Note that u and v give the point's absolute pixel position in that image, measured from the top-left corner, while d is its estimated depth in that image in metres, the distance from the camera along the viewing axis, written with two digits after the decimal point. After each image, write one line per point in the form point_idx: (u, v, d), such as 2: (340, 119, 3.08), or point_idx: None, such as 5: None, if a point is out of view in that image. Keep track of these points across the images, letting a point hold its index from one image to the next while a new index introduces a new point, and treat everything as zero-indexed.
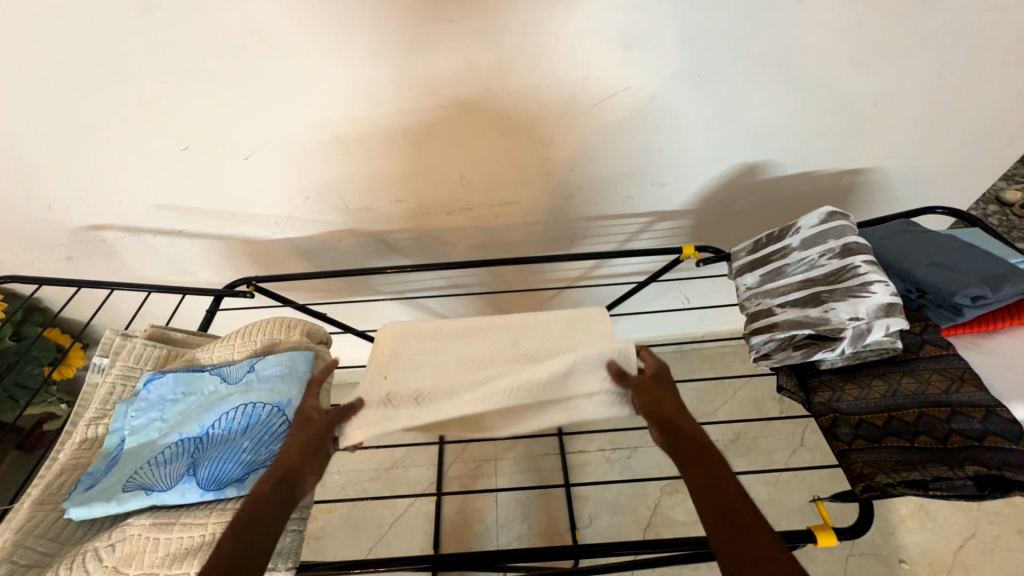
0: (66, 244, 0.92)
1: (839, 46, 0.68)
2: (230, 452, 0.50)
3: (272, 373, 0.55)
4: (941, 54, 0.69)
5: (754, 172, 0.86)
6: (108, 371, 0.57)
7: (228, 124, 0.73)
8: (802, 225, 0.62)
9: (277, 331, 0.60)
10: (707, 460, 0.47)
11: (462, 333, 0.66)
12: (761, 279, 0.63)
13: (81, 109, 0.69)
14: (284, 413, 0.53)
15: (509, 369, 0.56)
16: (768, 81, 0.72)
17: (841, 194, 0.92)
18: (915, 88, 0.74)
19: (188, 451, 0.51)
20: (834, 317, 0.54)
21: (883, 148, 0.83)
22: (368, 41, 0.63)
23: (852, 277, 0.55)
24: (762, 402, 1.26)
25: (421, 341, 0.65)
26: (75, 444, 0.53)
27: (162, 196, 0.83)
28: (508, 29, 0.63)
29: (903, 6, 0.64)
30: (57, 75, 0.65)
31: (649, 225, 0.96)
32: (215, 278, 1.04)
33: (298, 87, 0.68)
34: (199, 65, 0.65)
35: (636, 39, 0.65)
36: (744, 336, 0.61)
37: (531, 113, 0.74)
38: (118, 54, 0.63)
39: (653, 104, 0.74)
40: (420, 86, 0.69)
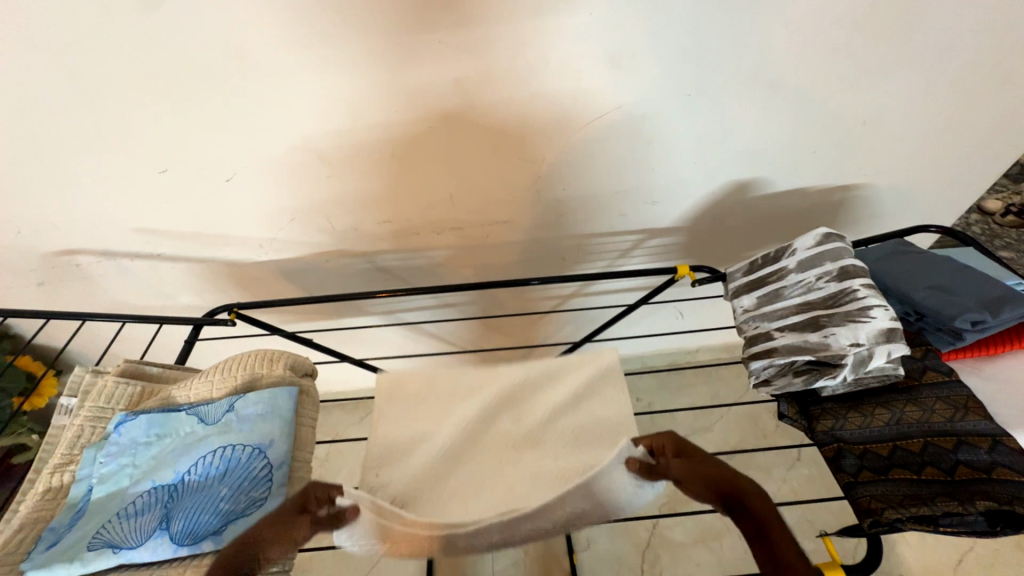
0: (38, 269, 0.88)
1: (826, 65, 0.68)
2: (211, 500, 0.47)
3: (253, 413, 0.52)
4: (925, 74, 0.70)
5: (746, 190, 0.86)
6: (76, 413, 0.53)
7: (209, 146, 0.70)
8: (798, 247, 0.61)
9: (259, 364, 0.57)
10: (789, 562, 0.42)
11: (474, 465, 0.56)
12: (758, 302, 0.62)
13: (51, 131, 0.66)
14: (266, 455, 0.50)
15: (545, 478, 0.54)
16: (758, 102, 0.72)
17: (832, 210, 0.92)
18: (901, 107, 0.74)
19: (162, 500, 0.47)
20: (834, 343, 0.53)
21: (871, 165, 0.83)
22: (354, 61, 0.62)
23: (851, 301, 0.54)
24: (758, 416, 1.26)
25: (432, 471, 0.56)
26: (38, 494, 0.49)
27: (139, 219, 0.80)
28: (496, 47, 0.62)
29: (887, 28, 0.64)
30: (27, 98, 0.62)
31: (642, 242, 0.95)
32: (196, 301, 1.00)
33: (282, 108, 0.66)
34: (179, 88, 0.63)
35: (626, 59, 0.65)
36: (743, 361, 0.60)
37: (522, 130, 0.72)
38: (92, 76, 0.61)
39: (644, 121, 0.73)
40: (409, 108, 0.68)
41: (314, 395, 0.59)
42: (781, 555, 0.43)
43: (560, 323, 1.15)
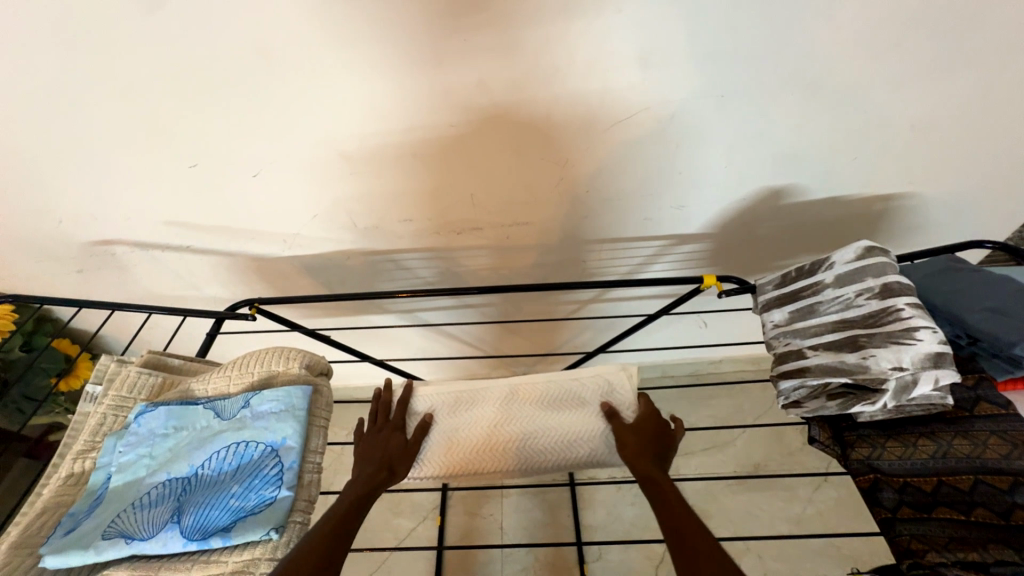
0: (77, 257, 0.92)
1: (877, 64, 0.63)
2: (222, 496, 0.47)
3: (268, 410, 0.52)
4: (988, 77, 0.64)
5: (781, 197, 0.82)
6: (100, 401, 0.55)
7: (236, 143, 0.72)
8: (836, 260, 0.57)
9: (275, 362, 0.58)
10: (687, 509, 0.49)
11: (507, 409, 0.61)
12: (790, 317, 0.59)
13: (91, 125, 0.69)
14: (277, 453, 0.50)
15: (564, 426, 0.59)
16: (797, 104, 0.68)
17: (874, 220, 0.87)
18: (958, 111, 0.69)
19: (175, 493, 0.48)
20: (873, 366, 0.49)
21: (920, 174, 0.78)
22: (378, 60, 0.61)
23: (894, 321, 0.50)
24: (784, 433, 1.21)
25: (458, 418, 0.61)
26: (61, 479, 0.51)
27: (171, 212, 0.83)
28: (521, 46, 0.60)
29: (947, 26, 0.59)
30: (68, 93, 0.65)
31: (668, 248, 0.93)
32: (221, 293, 1.03)
33: (307, 107, 0.67)
34: (208, 84, 0.64)
35: (657, 57, 0.62)
36: (773, 379, 0.58)
37: (545, 131, 0.71)
38: (128, 74, 0.63)
39: (674, 124, 0.70)
40: (432, 107, 0.67)
41: (329, 393, 0.59)
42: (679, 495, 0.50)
43: (579, 328, 1.12)
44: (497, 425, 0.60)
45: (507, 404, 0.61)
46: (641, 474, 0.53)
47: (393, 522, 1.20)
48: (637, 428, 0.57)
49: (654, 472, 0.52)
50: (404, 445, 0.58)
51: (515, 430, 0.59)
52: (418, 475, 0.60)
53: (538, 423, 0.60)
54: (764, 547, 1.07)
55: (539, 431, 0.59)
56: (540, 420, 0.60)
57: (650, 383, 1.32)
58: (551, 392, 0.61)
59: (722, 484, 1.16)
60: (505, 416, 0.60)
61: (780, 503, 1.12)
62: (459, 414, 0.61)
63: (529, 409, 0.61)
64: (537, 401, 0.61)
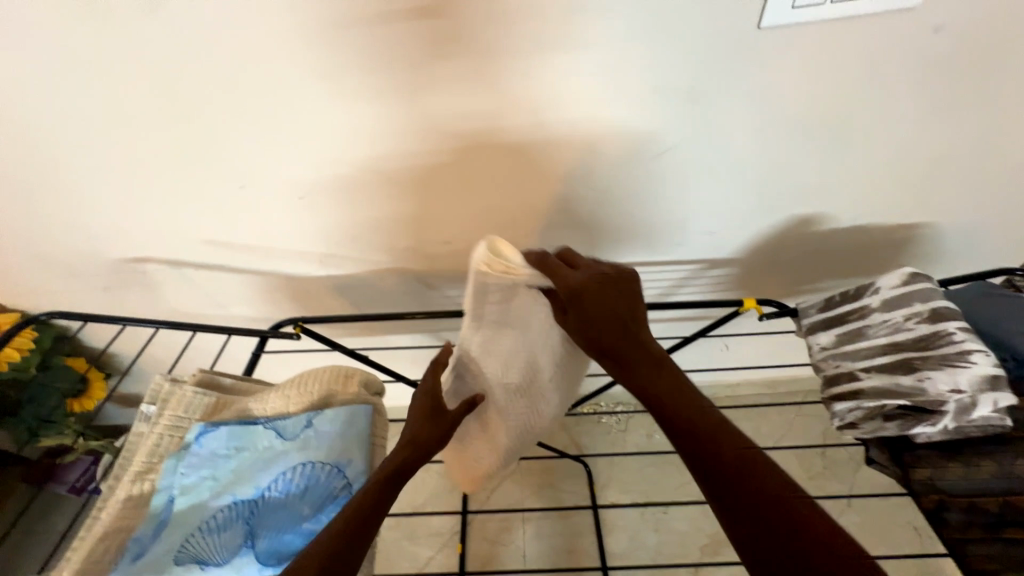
0: (106, 274, 0.90)
1: (903, 103, 0.68)
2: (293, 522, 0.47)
3: (331, 430, 0.52)
4: (1002, 117, 0.70)
5: (808, 224, 0.85)
6: (157, 421, 0.54)
7: (288, 165, 0.73)
8: (882, 285, 0.59)
9: (335, 382, 0.57)
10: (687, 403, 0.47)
11: (489, 347, 0.57)
12: (837, 340, 0.60)
13: (148, 144, 0.70)
14: (344, 475, 0.49)
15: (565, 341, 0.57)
16: (828, 138, 0.72)
17: (894, 249, 0.90)
18: (975, 148, 0.74)
19: (243, 516, 0.47)
20: (931, 388, 0.51)
21: (938, 205, 0.82)
22: (440, 87, 0.65)
23: (946, 345, 0.53)
24: (804, 458, 1.21)
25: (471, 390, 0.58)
26: (120, 502, 0.49)
27: (211, 231, 0.83)
28: (576, 79, 0.64)
29: (965, 72, 0.65)
30: (132, 111, 0.66)
31: (696, 272, 0.95)
32: (247, 313, 1.02)
33: (363, 131, 0.69)
34: (271, 107, 0.66)
35: (702, 91, 0.66)
36: (824, 402, 0.59)
37: (590, 159, 0.74)
38: (195, 97, 0.65)
39: (712, 154, 0.74)
40: (485, 134, 0.70)
41: (384, 413, 0.58)
42: (670, 398, 0.47)
43: None
44: (499, 369, 0.57)
45: (482, 349, 0.57)
46: (627, 375, 0.50)
47: (411, 551, 1.17)
48: (580, 306, 0.51)
49: (641, 375, 0.49)
50: (432, 430, 0.54)
51: (518, 358, 0.58)
52: (490, 443, 0.61)
53: (534, 343, 0.57)
54: None
55: (539, 348, 0.58)
56: (531, 341, 0.57)
57: None
58: (494, 313, 0.56)
59: None
60: (499, 354, 0.57)
61: None
62: (473, 375, 0.57)
63: (489, 316, 0.56)
64: (503, 326, 0.57)
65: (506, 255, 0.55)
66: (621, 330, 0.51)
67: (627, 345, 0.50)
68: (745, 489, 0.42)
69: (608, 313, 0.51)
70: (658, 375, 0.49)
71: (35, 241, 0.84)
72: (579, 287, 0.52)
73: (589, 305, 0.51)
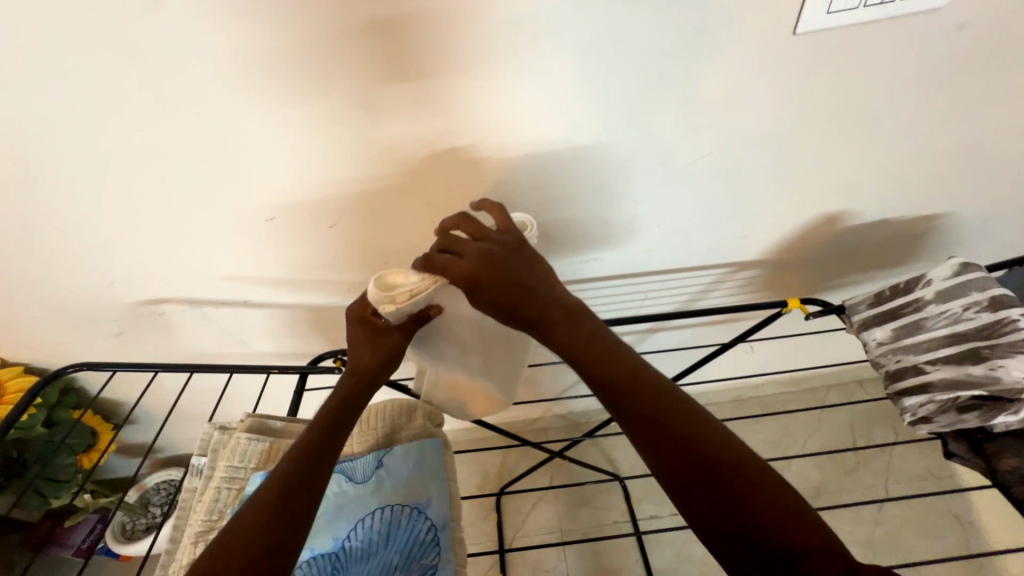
0: (120, 318, 0.86)
1: (930, 100, 0.70)
2: (373, 556, 0.51)
3: (401, 470, 0.55)
4: (1021, 109, 0.72)
5: (835, 222, 0.87)
6: (211, 474, 0.53)
7: (319, 195, 0.70)
8: (934, 277, 0.60)
9: (398, 418, 0.60)
10: (610, 365, 0.48)
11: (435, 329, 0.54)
12: (894, 334, 0.60)
13: (172, 181, 0.67)
14: (422, 514, 0.53)
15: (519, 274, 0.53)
16: (858, 138, 0.74)
17: (916, 240, 0.92)
18: (996, 140, 0.76)
19: (330, 566, 0.51)
20: (1004, 376, 0.52)
21: (959, 196, 0.84)
22: (479, 111, 0.63)
23: (1012, 332, 0.54)
24: (836, 454, 1.22)
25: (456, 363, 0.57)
26: (185, 565, 0.48)
27: (235, 267, 0.80)
28: (618, 92, 0.64)
29: (988, 68, 0.67)
30: (156, 149, 0.63)
31: (726, 276, 0.95)
32: (269, 349, 0.97)
33: (399, 156, 0.67)
34: (305, 137, 0.64)
35: (737, 100, 0.67)
36: (891, 398, 0.59)
37: (628, 172, 0.73)
38: (225, 131, 0.62)
39: (747, 159, 0.74)
40: (525, 153, 0.69)
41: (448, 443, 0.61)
42: (593, 365, 0.48)
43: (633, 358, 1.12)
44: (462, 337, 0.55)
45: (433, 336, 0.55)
46: (551, 344, 0.50)
47: None
48: (480, 288, 0.49)
49: (564, 343, 0.49)
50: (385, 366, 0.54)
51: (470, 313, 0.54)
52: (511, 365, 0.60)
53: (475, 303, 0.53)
54: None
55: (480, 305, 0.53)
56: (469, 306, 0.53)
57: None
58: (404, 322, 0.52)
59: None
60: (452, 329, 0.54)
61: (848, 525, 1.11)
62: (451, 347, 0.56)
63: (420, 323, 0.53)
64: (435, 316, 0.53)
65: (395, 284, 0.51)
66: (531, 298, 0.49)
67: (540, 311, 0.49)
68: (676, 444, 0.45)
69: (509, 288, 0.48)
70: (574, 337, 0.49)
71: (46, 292, 0.80)
72: (475, 276, 0.48)
73: (489, 289, 0.48)
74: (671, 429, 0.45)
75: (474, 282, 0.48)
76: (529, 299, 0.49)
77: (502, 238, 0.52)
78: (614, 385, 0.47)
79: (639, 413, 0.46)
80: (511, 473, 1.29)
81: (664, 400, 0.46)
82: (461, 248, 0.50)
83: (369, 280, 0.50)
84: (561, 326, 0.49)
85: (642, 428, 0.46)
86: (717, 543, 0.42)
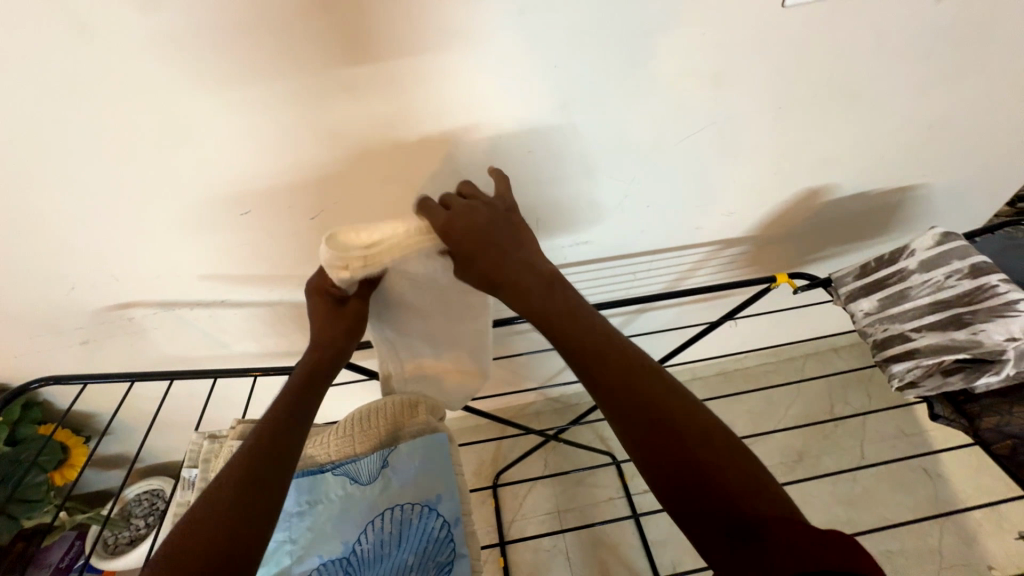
0: (85, 326, 0.80)
1: (908, 72, 0.71)
2: (386, 557, 0.54)
3: (409, 468, 0.57)
4: (992, 80, 0.74)
5: (817, 196, 0.88)
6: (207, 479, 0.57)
7: (298, 185, 0.66)
8: (917, 248, 0.62)
9: (400, 416, 0.62)
10: (580, 328, 0.51)
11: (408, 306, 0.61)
12: (880, 304, 0.62)
13: (134, 175, 0.61)
14: (433, 511, 0.55)
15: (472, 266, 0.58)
16: (841, 112, 0.75)
17: (892, 211, 0.95)
18: (967, 110, 0.78)
19: (341, 567, 0.54)
20: (986, 339, 0.54)
21: (932, 167, 0.87)
22: (467, 90, 0.61)
23: (992, 297, 0.56)
24: (816, 419, 1.28)
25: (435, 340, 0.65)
26: None
27: (209, 266, 0.75)
28: (608, 68, 0.62)
29: (963, 39, 0.68)
30: (112, 140, 0.58)
31: (713, 254, 0.96)
32: (251, 349, 0.93)
33: (382, 141, 0.63)
34: (279, 124, 0.59)
35: (727, 75, 0.66)
36: (879, 365, 0.61)
37: (618, 151, 0.72)
38: (190, 119, 0.57)
39: (735, 136, 0.74)
40: (514, 134, 0.66)
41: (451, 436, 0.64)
42: (564, 328, 0.51)
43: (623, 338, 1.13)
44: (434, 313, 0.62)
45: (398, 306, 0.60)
46: (525, 309, 0.53)
47: None
48: (461, 245, 0.52)
49: (537, 307, 0.52)
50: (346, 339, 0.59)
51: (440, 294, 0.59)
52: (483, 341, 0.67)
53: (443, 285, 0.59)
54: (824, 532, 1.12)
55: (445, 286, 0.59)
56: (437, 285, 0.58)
57: (684, 386, 1.35)
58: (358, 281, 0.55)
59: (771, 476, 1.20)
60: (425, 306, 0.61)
61: (829, 485, 1.17)
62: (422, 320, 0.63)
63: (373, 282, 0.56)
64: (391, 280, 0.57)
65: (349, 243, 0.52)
66: (511, 266, 0.53)
67: (515, 277, 0.53)
68: (637, 402, 0.46)
69: (490, 246, 0.53)
70: (546, 304, 0.53)
71: None
72: (451, 227, 0.51)
73: (465, 239, 0.52)
74: (634, 389, 0.47)
75: (446, 232, 0.51)
76: (502, 262, 0.53)
77: (491, 204, 0.56)
78: (583, 345, 0.50)
79: (604, 371, 0.48)
80: (506, 459, 1.29)
81: (630, 362, 0.49)
82: (449, 203, 0.54)
83: (323, 240, 0.52)
84: (536, 290, 0.53)
85: (606, 384, 0.48)
86: (674, 499, 0.42)
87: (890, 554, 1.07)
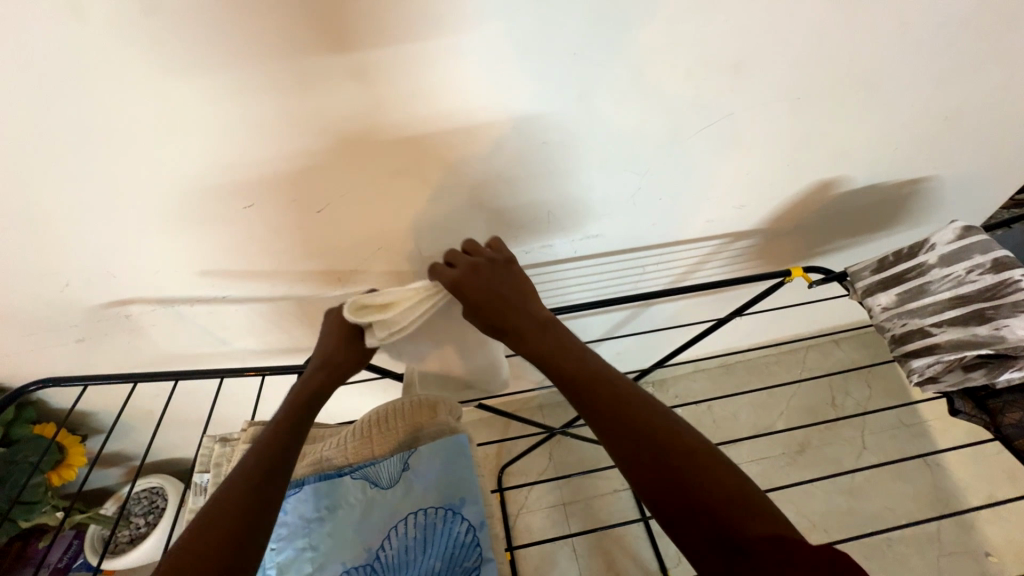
0: (79, 323, 0.77)
1: (929, 62, 0.70)
2: (411, 563, 0.54)
3: (429, 473, 0.58)
4: (1011, 70, 0.73)
5: (829, 188, 0.87)
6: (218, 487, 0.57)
7: (303, 177, 0.64)
8: (937, 242, 0.61)
9: (419, 416, 0.62)
10: (576, 364, 0.51)
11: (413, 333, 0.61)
12: (898, 299, 0.62)
13: (129, 167, 0.58)
14: (457, 514, 0.56)
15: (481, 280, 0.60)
16: (858, 103, 0.73)
17: (901, 203, 0.95)
18: (983, 102, 0.77)
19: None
20: (1009, 335, 0.54)
21: (944, 159, 0.86)
22: (482, 79, 0.58)
23: (1015, 292, 0.55)
24: (817, 410, 1.29)
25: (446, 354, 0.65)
26: None
27: (210, 261, 0.72)
28: (626, 57, 0.60)
29: (986, 28, 0.67)
30: (106, 130, 0.54)
31: (723, 247, 0.95)
32: (252, 346, 0.91)
33: (392, 132, 0.61)
34: (284, 113, 0.57)
35: (748, 65, 0.64)
36: (898, 360, 0.61)
37: (633, 142, 0.70)
38: (189, 108, 0.54)
39: (751, 127, 0.73)
40: (527, 125, 0.64)
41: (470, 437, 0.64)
42: (560, 363, 0.51)
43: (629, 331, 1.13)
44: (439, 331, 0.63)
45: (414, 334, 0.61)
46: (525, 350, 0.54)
47: None
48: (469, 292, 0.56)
49: (534, 345, 0.53)
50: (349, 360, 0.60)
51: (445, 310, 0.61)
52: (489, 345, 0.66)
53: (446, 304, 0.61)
54: (826, 522, 1.13)
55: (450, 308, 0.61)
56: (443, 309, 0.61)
57: (687, 378, 1.36)
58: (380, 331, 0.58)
59: (774, 467, 1.22)
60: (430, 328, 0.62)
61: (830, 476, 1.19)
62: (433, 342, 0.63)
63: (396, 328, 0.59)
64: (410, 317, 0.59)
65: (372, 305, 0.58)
66: (503, 306, 0.55)
67: (515, 320, 0.55)
68: (634, 436, 0.45)
69: (495, 291, 0.56)
70: (542, 343, 0.53)
71: None
72: (459, 281, 0.56)
73: (470, 293, 0.56)
74: (631, 422, 0.46)
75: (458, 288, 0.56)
76: (502, 306, 0.55)
77: (493, 255, 0.60)
78: (579, 381, 0.49)
79: (600, 406, 0.48)
80: (511, 453, 1.29)
81: (626, 396, 0.48)
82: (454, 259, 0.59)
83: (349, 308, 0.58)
84: (532, 330, 0.54)
85: (602, 419, 0.47)
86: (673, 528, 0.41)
87: (891, 542, 1.09)
